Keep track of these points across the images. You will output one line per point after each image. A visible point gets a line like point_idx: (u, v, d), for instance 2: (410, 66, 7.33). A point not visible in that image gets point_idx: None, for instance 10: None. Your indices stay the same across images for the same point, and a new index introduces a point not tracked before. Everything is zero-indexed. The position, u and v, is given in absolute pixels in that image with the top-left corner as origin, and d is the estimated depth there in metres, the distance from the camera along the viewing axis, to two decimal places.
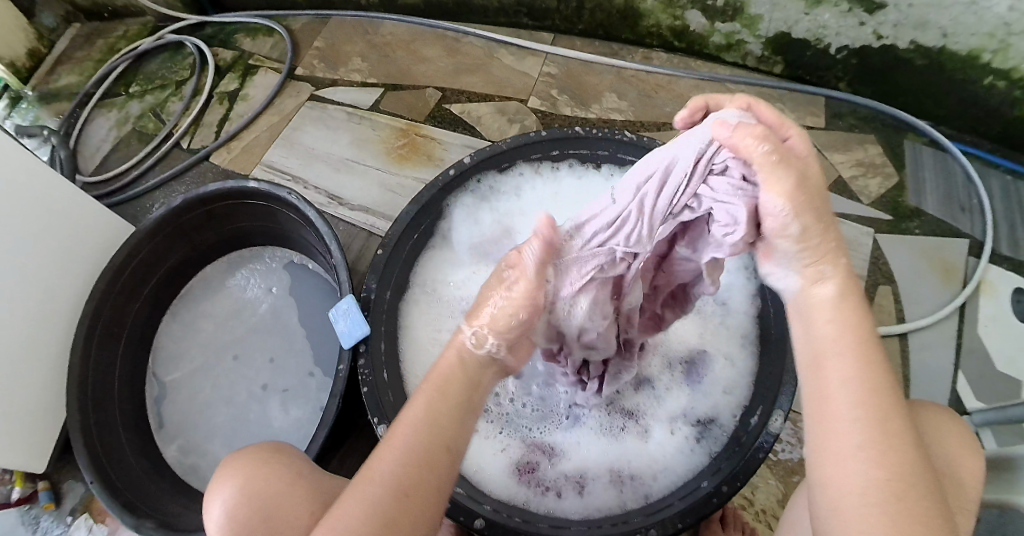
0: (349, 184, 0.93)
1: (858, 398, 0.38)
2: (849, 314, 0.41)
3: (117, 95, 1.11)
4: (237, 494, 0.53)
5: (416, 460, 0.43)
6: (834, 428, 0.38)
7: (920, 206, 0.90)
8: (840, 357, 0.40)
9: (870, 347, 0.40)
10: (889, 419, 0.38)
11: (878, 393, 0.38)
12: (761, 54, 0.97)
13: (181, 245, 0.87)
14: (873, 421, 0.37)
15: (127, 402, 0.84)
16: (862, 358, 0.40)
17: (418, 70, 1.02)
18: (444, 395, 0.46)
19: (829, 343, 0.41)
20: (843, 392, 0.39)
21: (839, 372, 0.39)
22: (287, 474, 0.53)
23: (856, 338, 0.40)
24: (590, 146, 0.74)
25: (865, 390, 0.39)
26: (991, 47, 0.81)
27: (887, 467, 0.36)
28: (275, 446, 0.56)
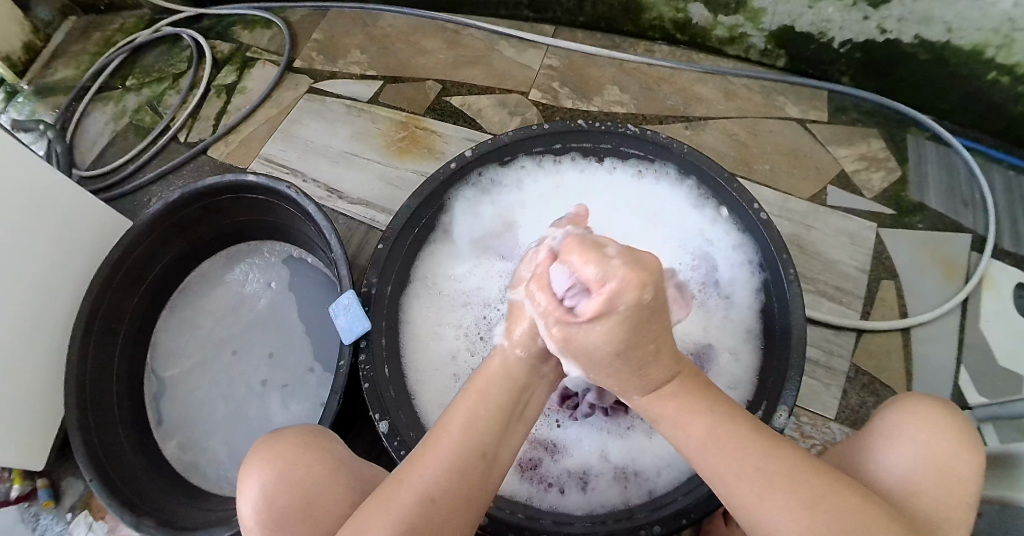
0: (348, 178, 0.92)
1: (738, 462, 0.43)
2: (669, 407, 0.46)
3: (114, 89, 1.10)
4: (277, 480, 0.51)
5: (454, 465, 0.43)
6: (743, 502, 0.42)
7: (923, 201, 0.90)
8: (699, 442, 0.44)
9: (722, 423, 0.45)
10: (795, 476, 0.42)
11: (762, 461, 0.42)
12: (764, 47, 0.97)
13: (180, 240, 0.86)
14: (770, 478, 0.42)
15: (126, 397, 0.83)
16: (723, 434, 0.44)
17: (418, 63, 1.01)
18: (483, 398, 0.46)
19: (689, 441, 0.45)
20: (722, 473, 0.43)
21: (710, 453, 0.44)
22: (329, 464, 0.52)
23: (703, 421, 0.45)
24: (593, 139, 0.73)
25: (748, 451, 0.43)
26: (996, 43, 0.80)
27: (814, 518, 0.40)
28: (313, 431, 0.55)
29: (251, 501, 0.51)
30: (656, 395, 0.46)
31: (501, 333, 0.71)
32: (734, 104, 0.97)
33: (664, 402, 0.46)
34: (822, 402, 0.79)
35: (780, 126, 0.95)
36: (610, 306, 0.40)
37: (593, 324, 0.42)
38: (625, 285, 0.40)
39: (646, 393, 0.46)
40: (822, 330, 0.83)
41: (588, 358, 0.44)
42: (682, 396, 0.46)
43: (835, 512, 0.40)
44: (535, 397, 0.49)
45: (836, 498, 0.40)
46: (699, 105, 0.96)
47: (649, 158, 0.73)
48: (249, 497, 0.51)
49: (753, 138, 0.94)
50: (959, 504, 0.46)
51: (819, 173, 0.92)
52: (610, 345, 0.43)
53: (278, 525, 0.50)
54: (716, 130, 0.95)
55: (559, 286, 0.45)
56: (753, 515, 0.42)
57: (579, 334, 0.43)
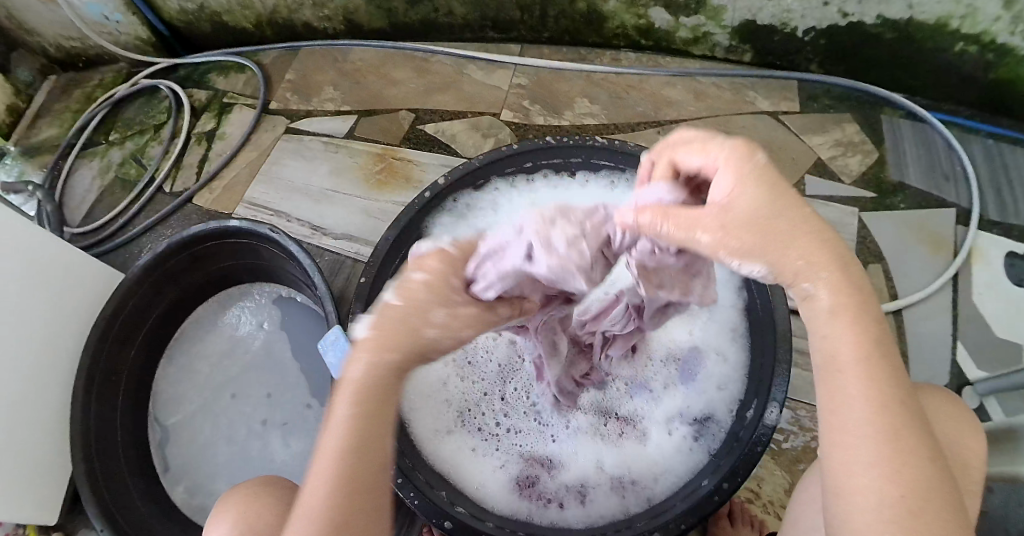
0: (331, 213, 0.93)
1: (875, 397, 0.36)
2: (834, 306, 0.38)
3: (98, 144, 1.11)
4: (234, 521, 0.54)
5: (347, 489, 0.41)
6: (854, 442, 0.35)
7: (903, 180, 0.91)
8: (853, 359, 0.37)
9: (883, 370, 0.36)
10: (908, 437, 0.35)
11: (894, 403, 0.36)
12: (728, 44, 0.98)
13: (171, 289, 0.88)
14: (897, 423, 0.35)
15: (131, 447, 0.84)
16: (876, 366, 0.36)
17: (389, 94, 1.03)
18: (351, 419, 0.42)
19: (836, 356, 0.37)
20: (858, 400, 0.36)
21: (847, 374, 0.37)
22: (281, 503, 0.55)
23: (858, 354, 0.37)
24: (563, 154, 0.75)
25: (885, 394, 0.36)
26: (960, 13, 0.81)
27: (909, 489, 0.34)
28: (265, 481, 0.58)
29: None
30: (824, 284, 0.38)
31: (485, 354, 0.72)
32: (705, 104, 0.98)
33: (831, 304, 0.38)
34: None
35: (752, 121, 0.96)
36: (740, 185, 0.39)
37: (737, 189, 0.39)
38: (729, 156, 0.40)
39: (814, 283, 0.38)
40: None
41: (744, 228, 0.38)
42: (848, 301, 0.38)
43: (927, 493, 0.34)
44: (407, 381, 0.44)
45: (928, 479, 0.34)
46: (670, 108, 0.98)
47: (620, 168, 0.74)
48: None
49: (727, 136, 0.95)
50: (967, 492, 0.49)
51: (795, 163, 0.93)
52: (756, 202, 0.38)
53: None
54: (689, 131, 0.96)
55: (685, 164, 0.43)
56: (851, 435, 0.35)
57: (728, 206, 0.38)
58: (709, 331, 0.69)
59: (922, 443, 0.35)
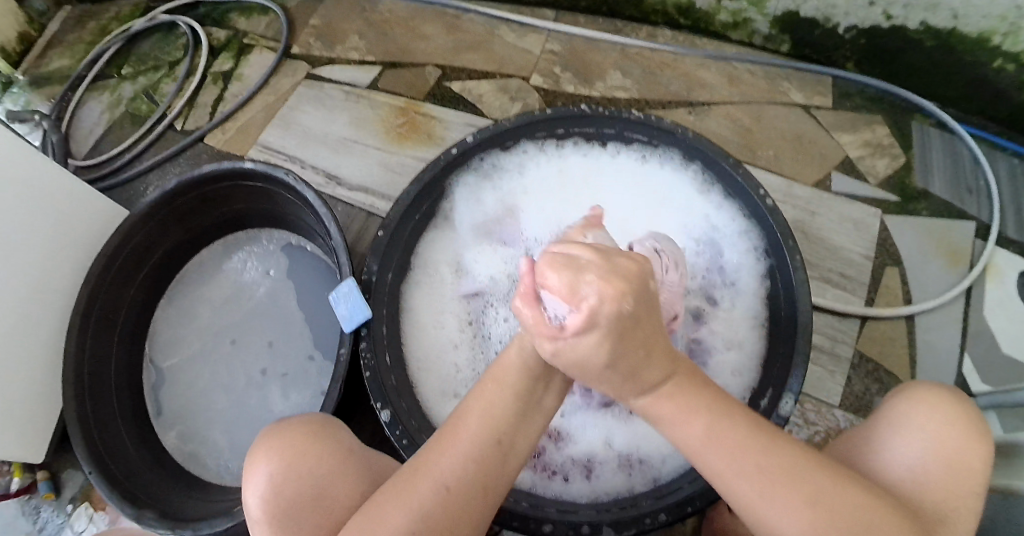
0: (346, 164, 0.91)
1: (736, 464, 0.40)
2: (669, 407, 0.42)
3: (110, 78, 1.08)
4: (283, 470, 0.50)
5: (470, 456, 0.42)
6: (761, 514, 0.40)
7: (927, 188, 0.89)
8: (703, 436, 0.41)
9: (722, 419, 0.41)
10: (800, 476, 0.40)
11: (763, 460, 0.40)
12: (767, 32, 0.95)
13: (176, 230, 0.85)
14: (770, 483, 0.40)
15: (125, 388, 0.82)
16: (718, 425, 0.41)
17: (417, 48, 1.00)
18: (500, 385, 0.45)
19: (693, 440, 0.41)
20: (722, 471, 0.41)
21: (697, 428, 0.41)
22: (339, 452, 0.52)
23: (698, 424, 0.41)
24: (596, 123, 0.73)
25: (743, 451, 0.41)
26: (1003, 29, 0.79)
27: (821, 516, 0.39)
28: (323, 421, 0.55)
29: (261, 490, 0.50)
30: (653, 393, 0.42)
31: (485, 320, 0.71)
32: (738, 90, 0.95)
33: (661, 404, 0.42)
34: (827, 389, 0.78)
35: (784, 112, 0.94)
36: (593, 318, 0.38)
37: (583, 333, 0.39)
38: (602, 292, 0.38)
39: (643, 395, 0.42)
40: (826, 317, 0.82)
41: (576, 368, 0.41)
42: (680, 396, 0.42)
43: (834, 516, 0.39)
44: (548, 397, 0.47)
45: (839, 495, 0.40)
46: (702, 90, 0.95)
47: (653, 143, 0.73)
48: (253, 486, 0.51)
49: (758, 124, 0.93)
50: (966, 494, 0.46)
51: (823, 159, 0.91)
52: (601, 355, 0.39)
53: (284, 516, 0.49)
54: (720, 116, 0.94)
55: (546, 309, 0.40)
56: (734, 489, 0.40)
57: (567, 347, 0.40)
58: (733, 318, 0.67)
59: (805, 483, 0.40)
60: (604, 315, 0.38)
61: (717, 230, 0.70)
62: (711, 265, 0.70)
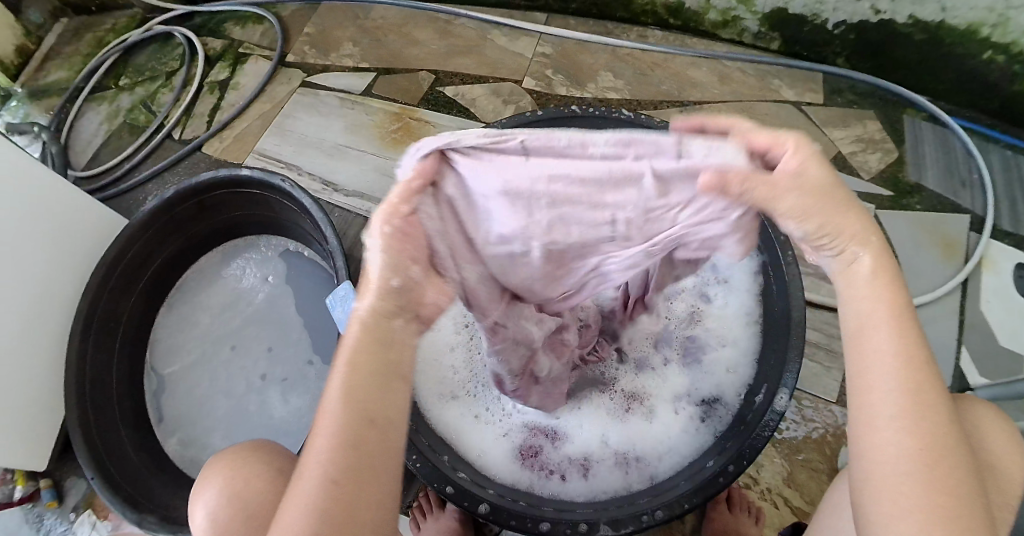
0: (343, 170, 0.92)
1: (899, 374, 0.36)
2: (876, 278, 0.38)
3: (107, 89, 1.09)
4: (218, 496, 0.53)
5: (343, 442, 0.37)
6: (879, 392, 0.37)
7: (920, 181, 0.89)
8: (888, 318, 0.38)
9: (912, 336, 0.37)
10: (932, 404, 0.36)
11: (922, 378, 0.36)
12: (757, 30, 0.96)
13: (174, 238, 0.86)
14: (916, 391, 0.36)
15: (127, 396, 0.83)
16: (904, 327, 0.37)
17: (410, 53, 1.01)
18: (359, 367, 0.38)
19: (867, 315, 0.38)
20: (890, 351, 0.37)
21: (879, 328, 0.37)
22: (268, 471, 0.53)
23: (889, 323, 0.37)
24: (587, 125, 0.74)
25: (914, 369, 0.37)
26: (991, 21, 0.81)
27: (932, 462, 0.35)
28: (254, 444, 0.57)
29: (203, 518, 0.53)
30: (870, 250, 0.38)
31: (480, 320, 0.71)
32: (729, 88, 0.96)
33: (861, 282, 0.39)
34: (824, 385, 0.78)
35: (775, 109, 0.95)
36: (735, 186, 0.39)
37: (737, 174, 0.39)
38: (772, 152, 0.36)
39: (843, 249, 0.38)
40: (821, 313, 0.83)
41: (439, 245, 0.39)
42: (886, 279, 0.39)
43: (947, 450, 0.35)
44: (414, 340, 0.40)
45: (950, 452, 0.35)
46: (694, 89, 0.96)
47: None
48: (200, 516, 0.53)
49: (749, 121, 0.94)
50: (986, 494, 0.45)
51: None
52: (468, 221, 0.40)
53: None
54: (712, 114, 0.95)
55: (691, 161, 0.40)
56: (880, 389, 0.37)
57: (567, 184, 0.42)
58: (725, 316, 0.68)
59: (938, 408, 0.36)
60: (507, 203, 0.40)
61: None
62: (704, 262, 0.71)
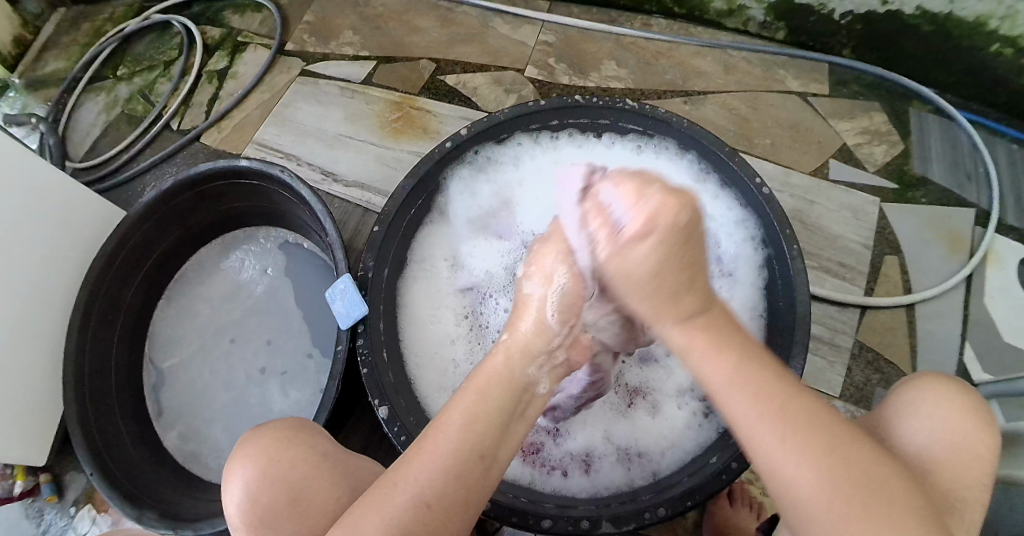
0: (343, 160, 0.91)
1: (763, 410, 0.40)
2: (698, 343, 0.43)
3: (105, 79, 1.08)
4: (260, 475, 0.51)
5: (450, 470, 0.41)
6: (764, 446, 0.39)
7: (926, 175, 0.88)
8: (727, 376, 0.41)
9: (747, 360, 0.42)
10: (816, 428, 0.39)
11: (785, 403, 0.40)
12: (763, 20, 0.95)
13: (174, 229, 0.85)
14: (787, 418, 0.39)
15: (126, 389, 0.83)
16: (747, 366, 0.42)
17: (411, 42, 1.00)
18: (483, 397, 0.44)
19: (712, 377, 0.42)
20: (746, 413, 0.40)
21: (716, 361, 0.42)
22: (316, 459, 0.52)
23: (727, 364, 0.42)
24: (592, 114, 0.73)
25: (771, 399, 0.40)
26: (1000, 14, 0.79)
27: (842, 480, 0.38)
28: (299, 424, 0.55)
29: (239, 497, 0.51)
30: (688, 324, 0.43)
31: (482, 313, 0.71)
32: (734, 78, 0.95)
33: (693, 333, 0.43)
34: (827, 380, 0.78)
35: (781, 100, 0.94)
36: (650, 224, 0.40)
37: (638, 240, 0.41)
38: (661, 207, 0.40)
39: (679, 322, 0.43)
40: (825, 306, 0.82)
41: (625, 280, 0.42)
42: (710, 331, 0.43)
43: (848, 463, 0.38)
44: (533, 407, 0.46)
45: (850, 454, 0.38)
46: (698, 79, 0.95)
47: (649, 133, 0.72)
48: (235, 492, 0.51)
49: (754, 112, 0.93)
50: (976, 485, 0.45)
51: (820, 146, 0.91)
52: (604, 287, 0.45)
53: (264, 521, 0.50)
54: (717, 104, 0.94)
55: (607, 207, 0.43)
56: (757, 436, 0.40)
57: (623, 254, 0.42)
58: (731, 312, 0.67)
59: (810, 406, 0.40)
60: (661, 225, 0.40)
61: (712, 220, 0.71)
62: (709, 256, 0.71)
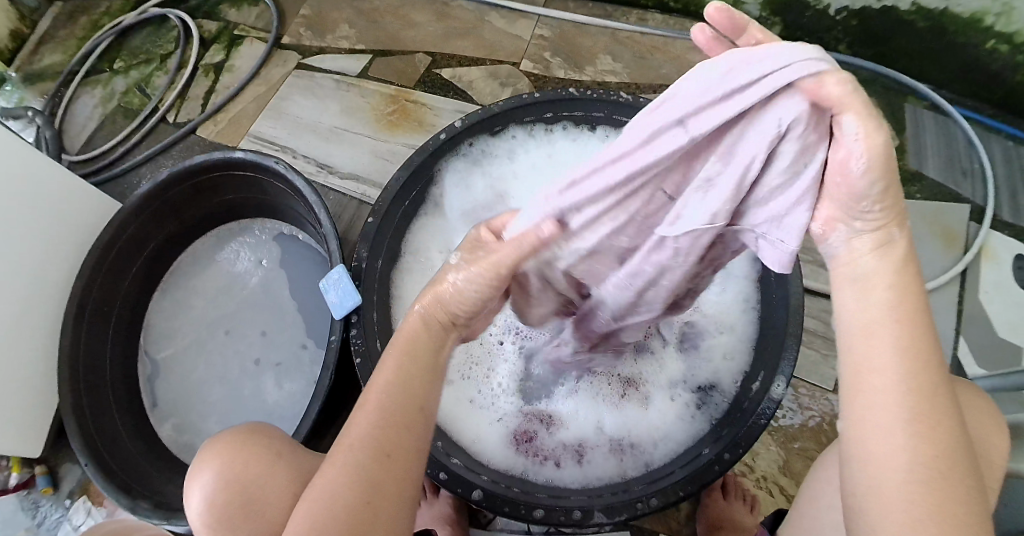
0: (339, 153, 0.91)
1: (909, 382, 0.34)
2: (888, 285, 0.36)
3: (101, 72, 1.08)
4: (211, 481, 0.52)
5: (389, 418, 0.41)
6: (874, 410, 0.34)
7: (921, 170, 0.89)
8: (893, 335, 0.35)
9: (920, 331, 0.35)
10: (945, 414, 0.34)
11: (932, 384, 0.34)
12: (759, 15, 0.95)
13: (169, 223, 0.86)
14: (922, 402, 0.34)
15: (121, 381, 0.83)
16: (920, 344, 0.35)
17: (407, 36, 1.00)
18: (409, 356, 0.43)
19: (874, 318, 0.36)
20: (889, 370, 0.35)
21: (885, 330, 0.35)
22: (263, 454, 0.53)
23: (901, 327, 0.35)
24: (585, 108, 0.73)
25: (918, 374, 0.34)
26: (995, 9, 0.80)
27: (935, 465, 0.33)
28: (248, 426, 0.56)
29: (199, 503, 0.52)
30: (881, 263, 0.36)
31: None
32: None
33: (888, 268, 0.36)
34: (821, 374, 0.78)
35: None
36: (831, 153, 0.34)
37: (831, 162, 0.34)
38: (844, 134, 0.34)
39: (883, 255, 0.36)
40: (820, 300, 0.82)
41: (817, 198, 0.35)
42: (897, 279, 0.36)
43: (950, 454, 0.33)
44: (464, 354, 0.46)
45: (957, 457, 0.33)
46: None
47: None
48: (191, 507, 0.53)
49: None
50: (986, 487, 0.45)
51: None
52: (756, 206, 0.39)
53: (224, 521, 0.51)
54: None
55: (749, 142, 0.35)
56: (880, 396, 0.34)
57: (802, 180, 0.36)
58: (724, 303, 0.68)
59: (943, 397, 0.34)
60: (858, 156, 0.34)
61: None
62: None
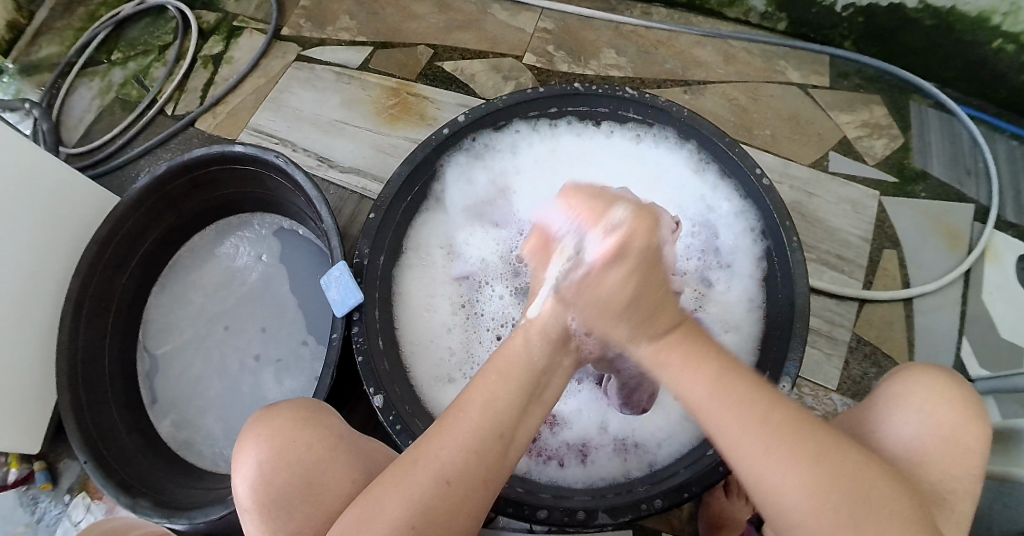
0: (339, 147, 0.90)
1: (756, 428, 0.38)
2: (673, 357, 0.41)
3: (99, 63, 1.06)
4: (269, 458, 0.50)
5: (476, 447, 0.40)
6: (749, 462, 0.37)
7: (926, 169, 0.88)
8: (706, 394, 0.39)
9: (727, 370, 0.40)
10: (824, 451, 0.37)
11: (768, 412, 0.38)
12: (763, 10, 0.95)
13: (168, 216, 0.85)
14: (779, 435, 0.37)
15: (119, 376, 0.82)
16: (725, 391, 0.39)
17: (408, 28, 0.99)
18: (503, 377, 0.43)
19: (682, 386, 0.40)
20: (738, 433, 0.38)
21: (692, 383, 0.40)
22: (324, 442, 0.51)
23: (704, 381, 0.40)
24: (590, 102, 0.72)
25: (751, 410, 0.38)
26: (1003, 9, 0.79)
27: (842, 501, 0.36)
28: (306, 405, 0.54)
29: (248, 481, 0.50)
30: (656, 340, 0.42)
31: (478, 304, 0.72)
32: (733, 69, 0.94)
33: (663, 352, 0.41)
34: (824, 373, 0.78)
35: (781, 91, 0.93)
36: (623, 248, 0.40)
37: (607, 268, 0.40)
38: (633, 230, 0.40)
39: (652, 341, 0.42)
40: (824, 299, 0.82)
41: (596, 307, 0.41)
42: (682, 344, 0.42)
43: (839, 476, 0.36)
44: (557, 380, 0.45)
45: (853, 479, 0.37)
46: (698, 69, 0.94)
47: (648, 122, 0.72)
48: (239, 488, 0.50)
49: (753, 103, 0.92)
50: (967, 480, 0.45)
51: (820, 139, 0.90)
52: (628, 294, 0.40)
53: (278, 504, 0.48)
54: (717, 94, 0.93)
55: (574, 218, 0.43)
56: (743, 450, 0.37)
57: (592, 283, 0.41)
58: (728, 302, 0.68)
59: (804, 431, 0.38)
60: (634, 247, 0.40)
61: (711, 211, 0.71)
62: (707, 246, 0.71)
